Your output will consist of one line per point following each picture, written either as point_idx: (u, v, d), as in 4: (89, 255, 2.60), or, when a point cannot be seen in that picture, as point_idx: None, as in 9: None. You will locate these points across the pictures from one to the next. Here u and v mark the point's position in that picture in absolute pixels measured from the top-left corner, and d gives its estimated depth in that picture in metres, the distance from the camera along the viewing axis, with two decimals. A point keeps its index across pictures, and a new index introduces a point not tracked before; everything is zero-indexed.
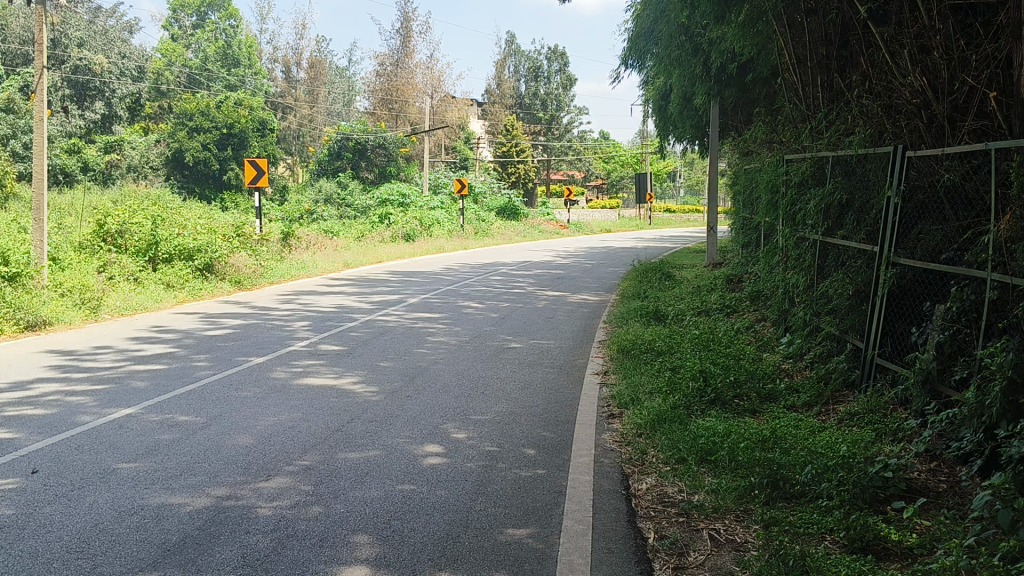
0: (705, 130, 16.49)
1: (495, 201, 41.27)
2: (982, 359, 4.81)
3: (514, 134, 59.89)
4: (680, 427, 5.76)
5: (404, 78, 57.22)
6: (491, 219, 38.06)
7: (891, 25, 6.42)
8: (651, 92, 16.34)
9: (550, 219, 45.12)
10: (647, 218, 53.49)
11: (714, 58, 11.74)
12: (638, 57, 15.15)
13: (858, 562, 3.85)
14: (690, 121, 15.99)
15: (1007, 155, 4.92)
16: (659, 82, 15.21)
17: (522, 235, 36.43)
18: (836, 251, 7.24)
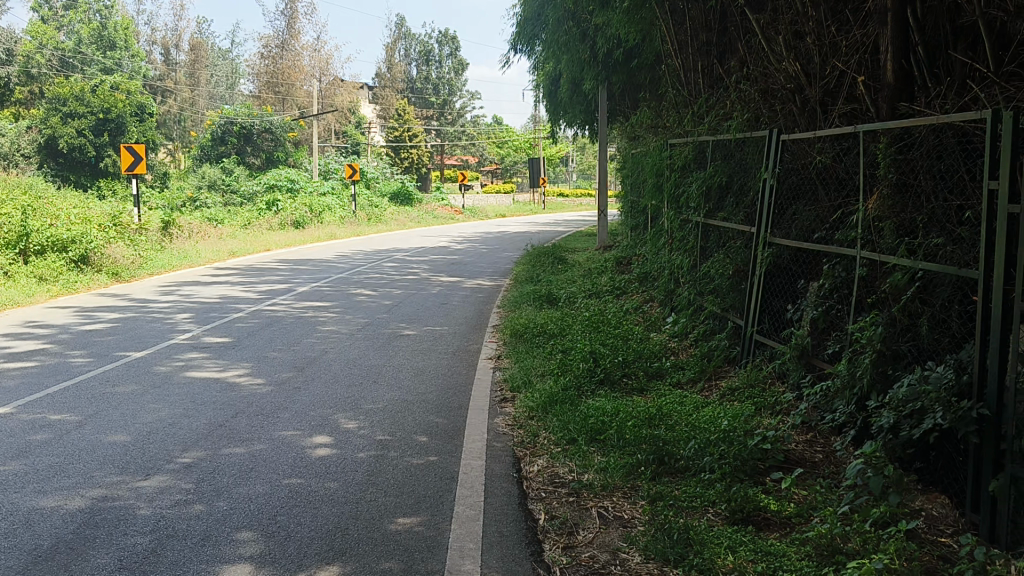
0: (595, 116, 16.71)
1: (387, 186, 40.76)
2: (854, 333, 5.06)
3: (405, 118, 59.34)
4: (571, 408, 5.83)
5: (290, 62, 55.81)
6: (385, 205, 37.67)
7: (767, 13, 6.62)
8: (541, 77, 16.46)
9: (444, 204, 44.94)
10: (540, 202, 54.07)
11: (600, 44, 11.88)
12: (526, 42, 15.24)
13: (739, 533, 4.05)
14: (580, 106, 16.17)
15: (875, 138, 5.14)
16: (548, 67, 15.33)
17: (415, 221, 36.20)
18: (717, 232, 7.44)
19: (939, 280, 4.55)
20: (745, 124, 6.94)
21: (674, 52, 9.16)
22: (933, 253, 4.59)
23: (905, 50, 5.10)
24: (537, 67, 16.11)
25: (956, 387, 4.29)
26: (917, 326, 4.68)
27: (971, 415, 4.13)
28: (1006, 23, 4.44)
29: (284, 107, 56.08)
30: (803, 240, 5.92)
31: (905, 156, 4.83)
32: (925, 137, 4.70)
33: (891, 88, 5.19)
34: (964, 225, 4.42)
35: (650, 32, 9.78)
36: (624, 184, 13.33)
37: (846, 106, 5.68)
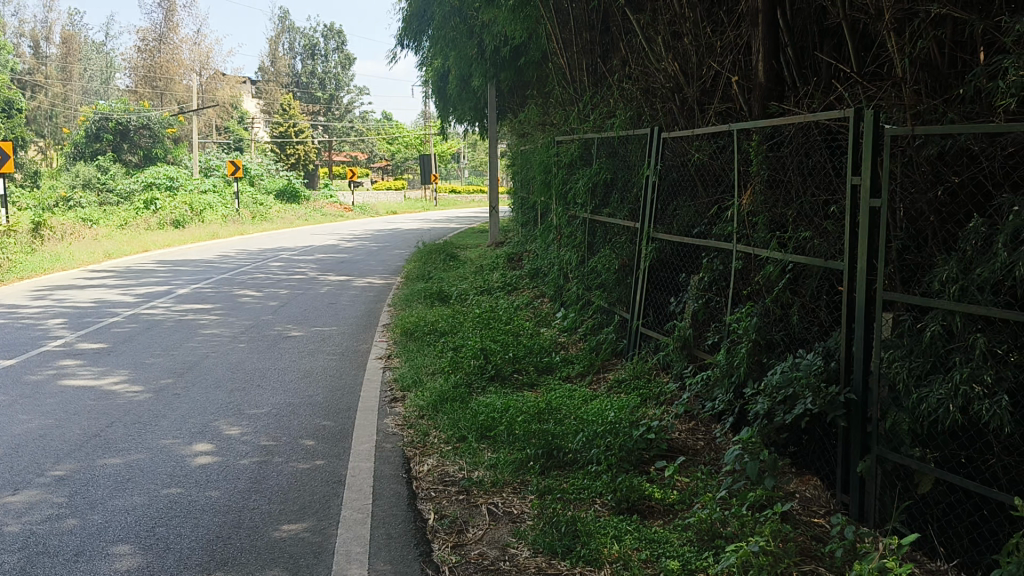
0: (484, 112, 16.78)
1: (273, 184, 39.68)
2: (731, 324, 5.25)
3: (291, 114, 57.89)
4: (461, 406, 5.84)
5: (169, 55, 53.54)
6: (270, 203, 36.73)
7: (647, 13, 6.79)
8: (430, 73, 16.40)
9: (333, 202, 44.15)
10: (431, 199, 53.89)
11: (486, 41, 11.95)
12: (413, 38, 15.15)
13: (624, 522, 4.15)
14: (469, 103, 16.20)
15: (748, 135, 5.34)
16: (436, 63, 15.30)
17: (303, 219, 35.44)
18: (603, 228, 7.59)
19: (808, 272, 4.78)
20: (628, 122, 7.11)
21: (559, 51, 9.30)
22: (803, 246, 4.82)
23: (775, 50, 5.31)
24: (425, 63, 16.05)
25: (825, 372, 4.54)
26: (789, 316, 4.92)
27: (838, 400, 4.42)
28: (866, 26, 4.68)
29: (163, 101, 53.83)
30: (684, 234, 6.11)
31: (776, 154, 5.04)
32: (794, 135, 4.91)
33: (762, 87, 5.40)
34: (830, 219, 4.66)
35: (534, 29, 9.89)
36: (514, 180, 13.44)
37: (722, 104, 5.87)
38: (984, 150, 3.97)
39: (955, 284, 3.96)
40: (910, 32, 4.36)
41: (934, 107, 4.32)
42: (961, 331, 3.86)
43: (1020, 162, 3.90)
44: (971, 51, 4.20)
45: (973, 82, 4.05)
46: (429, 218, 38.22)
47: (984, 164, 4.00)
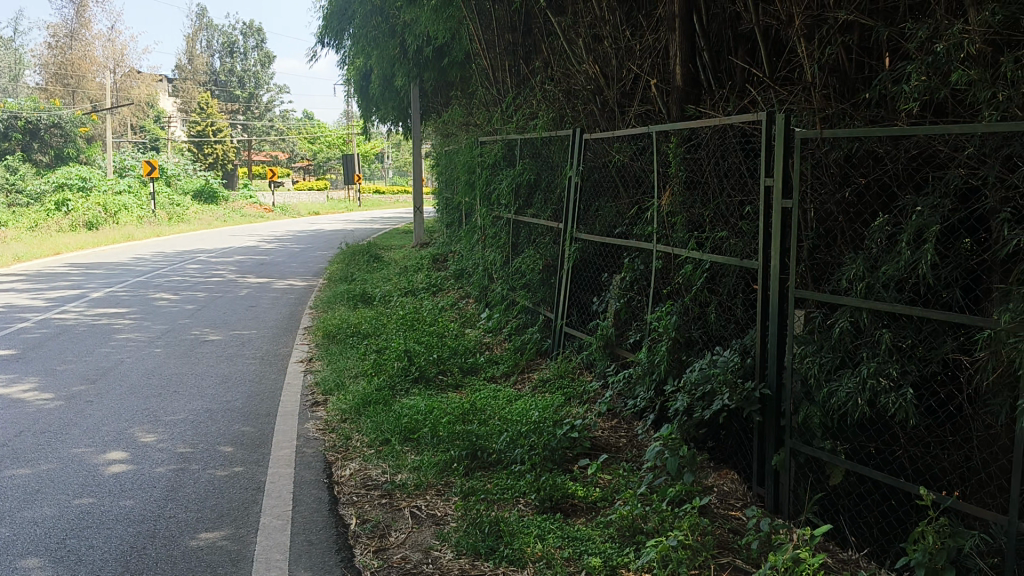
0: (408, 113, 16.68)
1: (190, 184, 38.58)
2: (652, 323, 5.34)
3: (211, 112, 56.42)
4: (385, 409, 5.78)
5: (80, 51, 51.53)
6: (188, 204, 35.72)
7: (567, 16, 6.85)
8: (352, 72, 16.22)
9: (254, 203, 43.20)
10: (355, 199, 53.26)
11: (409, 41, 11.89)
12: (335, 37, 14.95)
13: (548, 521, 4.18)
14: (392, 103, 16.09)
15: (666, 137, 5.44)
16: (359, 63, 15.14)
17: (223, 220, 34.57)
18: (527, 229, 7.63)
19: (724, 271, 4.90)
20: (550, 123, 7.16)
21: (481, 53, 9.31)
22: (720, 246, 4.93)
23: (691, 54, 5.41)
24: (348, 62, 15.87)
25: (741, 369, 4.66)
26: (707, 314, 5.03)
27: (754, 396, 4.54)
28: (778, 31, 4.81)
29: (74, 99, 51.79)
30: (605, 235, 6.18)
31: (693, 156, 5.14)
32: (710, 137, 5.02)
33: (680, 91, 5.47)
34: (745, 219, 4.78)
35: (457, 29, 9.88)
36: (438, 181, 13.39)
37: (641, 107, 5.97)
38: (888, 153, 4.15)
39: (862, 282, 4.12)
40: (819, 38, 4.51)
41: (842, 111, 4.47)
42: (868, 327, 4.03)
43: (922, 164, 4.09)
44: (877, 57, 4.36)
45: (879, 87, 4.23)
46: (353, 219, 37.77)
47: (888, 166, 4.18)
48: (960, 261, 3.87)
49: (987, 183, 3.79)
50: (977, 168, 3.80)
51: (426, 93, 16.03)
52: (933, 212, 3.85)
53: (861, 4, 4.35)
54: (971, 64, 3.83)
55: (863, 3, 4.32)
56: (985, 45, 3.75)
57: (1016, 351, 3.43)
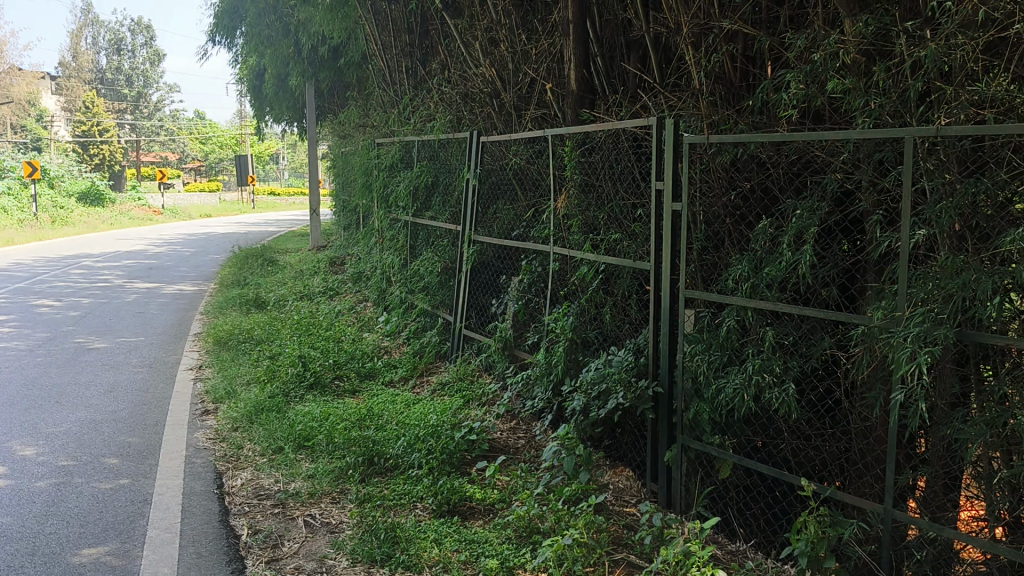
0: (304, 113, 16.38)
1: (74, 185, 36.75)
2: (549, 324, 5.39)
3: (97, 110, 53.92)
4: (278, 417, 5.65)
5: None
6: (72, 207, 34.01)
7: (464, 19, 6.87)
8: (246, 71, 15.81)
9: (144, 205, 41.50)
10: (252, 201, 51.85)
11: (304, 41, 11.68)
12: (227, 35, 14.55)
13: (445, 525, 4.16)
14: (287, 103, 15.76)
15: (562, 141, 5.50)
16: (252, 62, 14.79)
17: (109, 223, 33.06)
18: (425, 231, 7.60)
19: (619, 272, 4.99)
20: (448, 125, 7.17)
21: (378, 54, 9.24)
22: (613, 248, 5.03)
23: (585, 60, 5.50)
24: (241, 61, 15.45)
25: (634, 367, 4.76)
26: (602, 314, 5.11)
27: (647, 394, 4.65)
28: (667, 39, 4.95)
29: None
30: (503, 237, 6.21)
31: (588, 159, 5.22)
32: (604, 141, 5.10)
33: (575, 95, 5.58)
34: (638, 222, 4.89)
35: (354, 29, 9.76)
36: (335, 183, 13.19)
37: (537, 110, 6.03)
38: (771, 158, 4.32)
39: (748, 282, 4.28)
40: (706, 46, 4.66)
41: (728, 118, 4.60)
42: (754, 325, 4.19)
43: (801, 170, 4.26)
44: (760, 65, 4.53)
45: (761, 94, 4.41)
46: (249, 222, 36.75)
47: (771, 170, 4.35)
48: (837, 261, 4.09)
49: (861, 187, 4.00)
50: (852, 173, 4.00)
51: (323, 94, 15.77)
52: (813, 215, 4.02)
53: (744, 14, 4.52)
54: (847, 73, 4.06)
55: (747, 13, 4.49)
56: (859, 55, 3.99)
57: (888, 346, 3.68)
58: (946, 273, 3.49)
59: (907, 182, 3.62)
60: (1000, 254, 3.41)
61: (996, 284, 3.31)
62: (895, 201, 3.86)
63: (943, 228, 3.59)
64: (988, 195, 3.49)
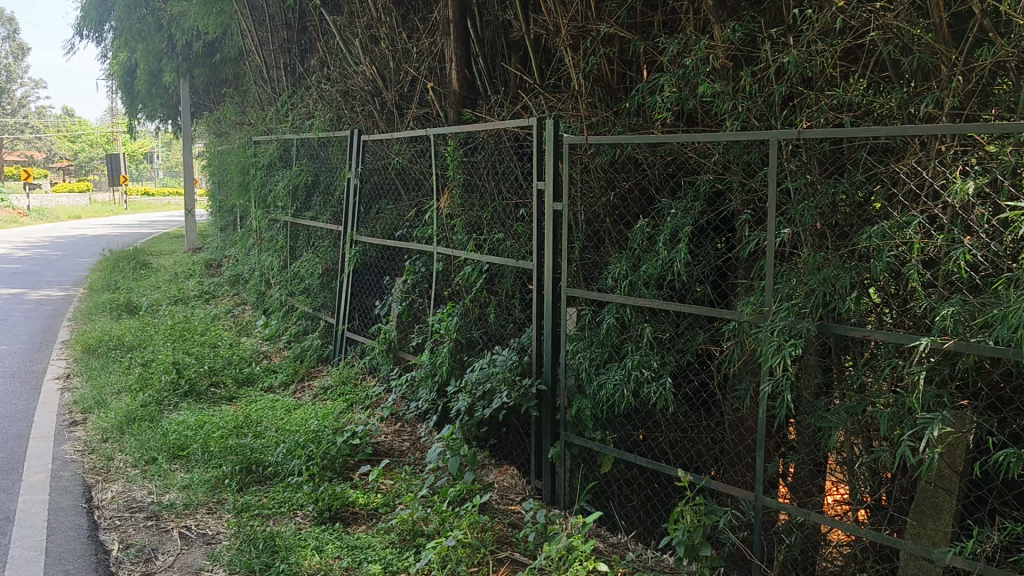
0: (178, 110, 15.80)
1: None
2: (433, 325, 5.37)
3: None
4: (151, 427, 5.41)
5: None
6: None
7: (344, 16, 6.79)
8: (115, 66, 15.11)
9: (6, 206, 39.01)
10: (127, 201, 49.56)
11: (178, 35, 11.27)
12: (95, 28, 13.87)
13: (327, 531, 4.08)
14: (160, 100, 15.16)
15: (443, 140, 5.49)
16: (122, 56, 14.15)
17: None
18: (305, 231, 7.45)
19: (502, 271, 5.02)
20: (328, 123, 7.06)
21: (256, 49, 9.02)
22: (497, 247, 5.05)
23: (466, 59, 5.51)
24: (109, 55, 14.76)
25: (518, 366, 4.79)
26: (486, 314, 5.13)
27: (531, 392, 4.69)
28: (547, 41, 5.01)
29: None
30: (386, 237, 6.15)
31: (470, 159, 5.23)
32: (486, 141, 5.12)
33: (456, 94, 5.58)
34: (520, 222, 4.93)
35: (230, 24, 9.49)
36: (212, 183, 12.77)
37: (419, 109, 6.00)
38: (647, 159, 4.41)
39: (626, 280, 4.37)
40: (584, 49, 4.73)
41: (606, 119, 4.68)
42: (632, 322, 4.28)
43: (675, 170, 4.37)
44: (636, 69, 4.64)
45: (637, 97, 4.51)
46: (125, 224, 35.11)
47: (647, 171, 4.45)
48: (710, 259, 4.22)
49: (731, 187, 4.14)
50: (723, 174, 4.13)
51: (199, 91, 15.25)
52: (687, 214, 4.13)
53: (620, 19, 4.62)
54: (717, 77, 4.19)
55: (622, 17, 4.58)
56: (727, 60, 4.13)
57: (756, 340, 3.83)
58: (808, 269, 3.67)
59: (772, 183, 3.77)
60: (857, 251, 3.60)
61: (854, 279, 3.50)
62: (762, 201, 4.02)
63: (806, 227, 3.76)
64: (846, 195, 3.68)
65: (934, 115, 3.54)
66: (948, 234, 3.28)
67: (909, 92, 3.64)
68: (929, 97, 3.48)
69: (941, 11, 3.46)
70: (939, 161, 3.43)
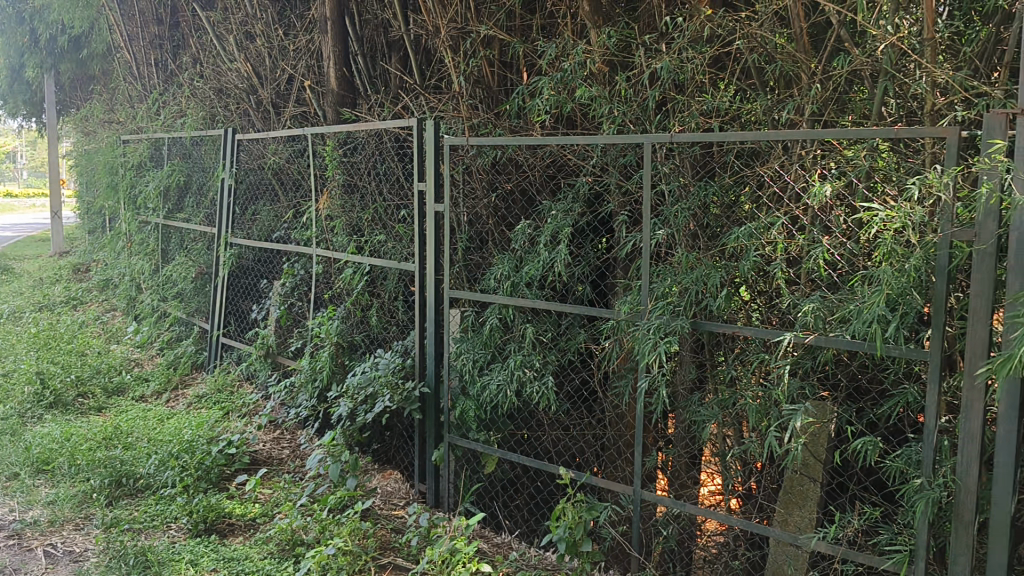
0: (42, 107, 15.01)
1: None
2: (313, 329, 5.27)
3: None
4: (11, 441, 5.11)
5: None
6: None
7: (219, 12, 6.64)
8: None
9: None
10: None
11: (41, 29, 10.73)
12: None
13: (202, 544, 3.95)
14: (22, 96, 14.36)
15: (321, 140, 5.41)
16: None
17: None
18: (178, 234, 7.20)
19: (384, 273, 4.98)
20: (201, 122, 6.86)
21: (126, 44, 8.69)
22: (378, 249, 5.01)
23: (344, 58, 5.47)
24: None
25: (401, 369, 4.76)
26: (368, 317, 5.08)
27: (414, 395, 4.66)
28: (426, 42, 5.01)
29: None
30: (263, 239, 6.01)
31: (349, 160, 5.17)
32: (366, 142, 5.07)
33: (335, 93, 5.53)
34: (402, 223, 4.90)
35: (99, 18, 9.13)
36: (79, 184, 12.18)
37: (297, 108, 5.92)
38: (527, 161, 4.46)
39: (508, 280, 4.40)
40: (464, 50, 4.76)
41: (487, 121, 4.71)
42: (515, 323, 4.32)
43: (555, 172, 4.44)
44: (515, 71, 4.69)
45: (518, 99, 4.54)
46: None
47: (528, 172, 4.49)
48: (588, 260, 4.30)
49: (608, 189, 4.23)
50: (600, 176, 4.22)
51: (63, 87, 14.52)
52: (567, 215, 4.20)
53: (499, 21, 4.67)
54: (593, 81, 4.27)
55: (501, 19, 4.63)
56: (604, 64, 4.22)
57: (634, 338, 3.93)
58: (681, 269, 3.79)
59: (646, 185, 3.87)
60: (726, 251, 3.74)
61: (724, 278, 3.65)
62: (637, 202, 4.13)
63: (680, 227, 3.87)
64: (717, 197, 3.82)
65: (796, 121, 3.71)
66: (809, 233, 3.44)
67: (772, 99, 3.79)
68: (791, 103, 3.63)
69: (801, 22, 3.63)
70: (800, 165, 3.59)
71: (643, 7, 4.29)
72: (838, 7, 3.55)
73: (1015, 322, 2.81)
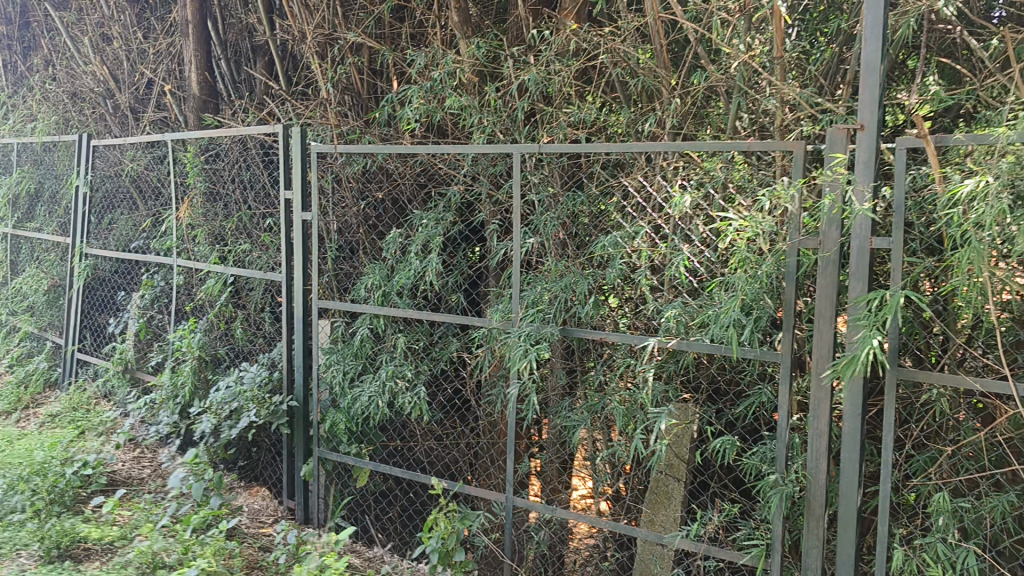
0: None
1: None
2: (174, 343, 5.09)
3: None
4: None
5: None
6: None
7: (73, 12, 6.36)
8: None
9: None
10: None
11: None
12: None
13: (54, 571, 3.75)
14: None
15: (182, 146, 5.25)
16: None
17: None
18: (29, 244, 6.83)
19: (251, 284, 4.88)
20: (53, 126, 6.55)
21: None
22: (242, 259, 4.90)
23: (206, 63, 5.38)
24: None
25: (268, 383, 4.66)
26: (232, 329, 4.96)
27: (282, 409, 4.59)
28: (293, 48, 4.95)
29: None
30: (121, 250, 5.78)
31: (212, 167, 5.04)
32: (230, 148, 4.94)
33: (197, 98, 5.39)
34: (268, 232, 4.80)
35: None
36: None
37: (157, 114, 5.74)
38: (398, 169, 4.44)
39: (379, 290, 4.37)
40: (332, 56, 4.72)
41: (356, 129, 4.67)
42: (387, 333, 4.30)
43: (426, 181, 4.44)
44: (385, 79, 4.68)
45: (388, 108, 4.52)
46: None
47: (399, 181, 4.48)
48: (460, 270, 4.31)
49: (479, 198, 4.26)
50: (471, 185, 4.24)
51: None
52: (437, 224, 4.20)
53: (368, 29, 4.65)
54: (463, 91, 4.28)
55: (369, 27, 4.61)
56: (474, 74, 4.25)
57: (504, 345, 3.97)
58: (552, 276, 3.85)
59: (515, 194, 3.92)
60: (593, 259, 3.82)
61: (591, 285, 3.73)
62: (508, 211, 4.18)
63: (549, 237, 3.93)
64: (584, 206, 3.89)
65: (657, 133, 3.82)
66: (670, 242, 3.53)
67: (636, 112, 3.90)
68: (653, 116, 3.75)
69: (661, 38, 3.75)
70: (662, 176, 3.70)
71: (512, 19, 4.35)
72: (695, 24, 3.68)
73: (857, 325, 2.96)
